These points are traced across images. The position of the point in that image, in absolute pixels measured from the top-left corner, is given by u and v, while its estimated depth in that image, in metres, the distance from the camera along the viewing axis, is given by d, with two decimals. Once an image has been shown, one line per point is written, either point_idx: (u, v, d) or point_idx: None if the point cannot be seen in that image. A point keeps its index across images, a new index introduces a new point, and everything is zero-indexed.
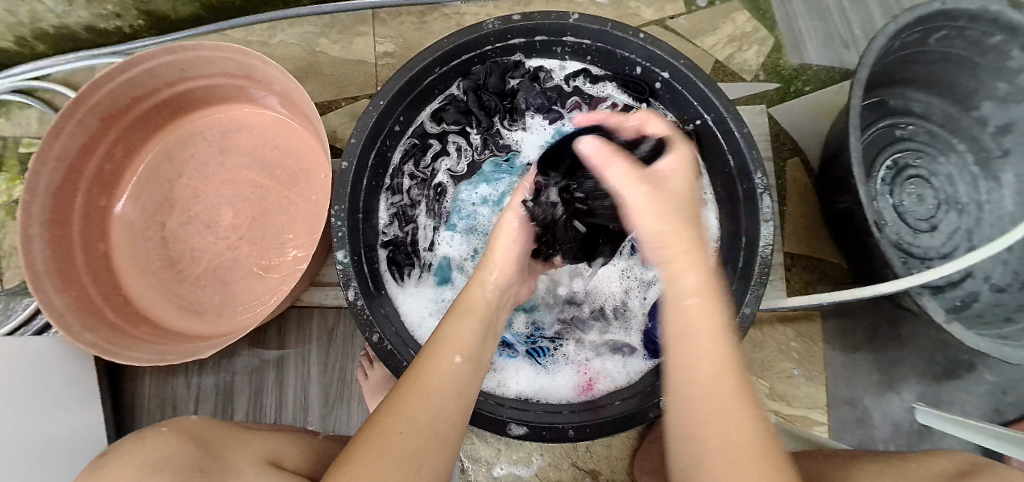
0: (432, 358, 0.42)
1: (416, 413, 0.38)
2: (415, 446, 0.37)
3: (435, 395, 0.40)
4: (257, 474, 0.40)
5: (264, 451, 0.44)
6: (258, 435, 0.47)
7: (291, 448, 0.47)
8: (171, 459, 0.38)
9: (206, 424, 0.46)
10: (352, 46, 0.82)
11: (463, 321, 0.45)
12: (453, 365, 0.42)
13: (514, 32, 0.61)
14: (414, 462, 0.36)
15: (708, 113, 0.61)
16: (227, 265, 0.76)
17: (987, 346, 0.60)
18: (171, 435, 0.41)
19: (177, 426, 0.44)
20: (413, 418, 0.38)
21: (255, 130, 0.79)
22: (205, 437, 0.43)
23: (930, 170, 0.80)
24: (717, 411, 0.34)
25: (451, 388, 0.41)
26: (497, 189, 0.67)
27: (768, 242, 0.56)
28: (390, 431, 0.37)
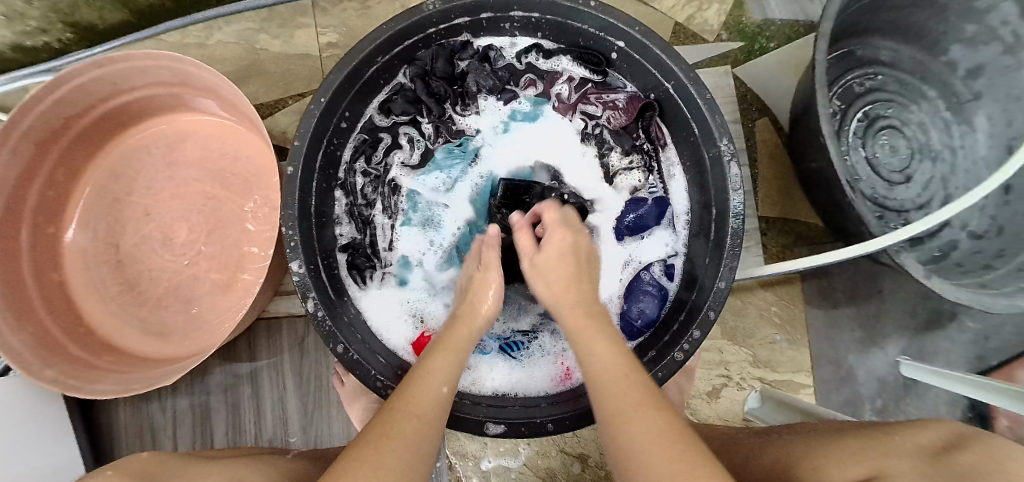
0: (422, 383, 0.44)
1: (405, 431, 0.39)
2: (404, 466, 0.37)
3: (424, 419, 0.41)
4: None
5: (221, 478, 0.42)
6: (215, 463, 0.44)
7: (256, 472, 0.44)
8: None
9: (157, 460, 0.43)
10: (295, 40, 0.78)
11: (452, 350, 0.48)
12: (440, 392, 0.44)
13: (455, 11, 0.57)
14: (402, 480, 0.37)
15: (668, 81, 0.58)
16: (189, 283, 0.73)
17: (968, 297, 0.59)
18: (112, 478, 0.39)
19: (124, 467, 0.42)
20: (405, 440, 0.39)
21: (202, 140, 0.76)
22: (153, 474, 0.41)
23: (902, 119, 0.77)
24: (634, 423, 0.37)
25: (436, 413, 0.42)
26: (450, 176, 0.65)
27: (739, 211, 0.54)
28: (383, 448, 0.37)
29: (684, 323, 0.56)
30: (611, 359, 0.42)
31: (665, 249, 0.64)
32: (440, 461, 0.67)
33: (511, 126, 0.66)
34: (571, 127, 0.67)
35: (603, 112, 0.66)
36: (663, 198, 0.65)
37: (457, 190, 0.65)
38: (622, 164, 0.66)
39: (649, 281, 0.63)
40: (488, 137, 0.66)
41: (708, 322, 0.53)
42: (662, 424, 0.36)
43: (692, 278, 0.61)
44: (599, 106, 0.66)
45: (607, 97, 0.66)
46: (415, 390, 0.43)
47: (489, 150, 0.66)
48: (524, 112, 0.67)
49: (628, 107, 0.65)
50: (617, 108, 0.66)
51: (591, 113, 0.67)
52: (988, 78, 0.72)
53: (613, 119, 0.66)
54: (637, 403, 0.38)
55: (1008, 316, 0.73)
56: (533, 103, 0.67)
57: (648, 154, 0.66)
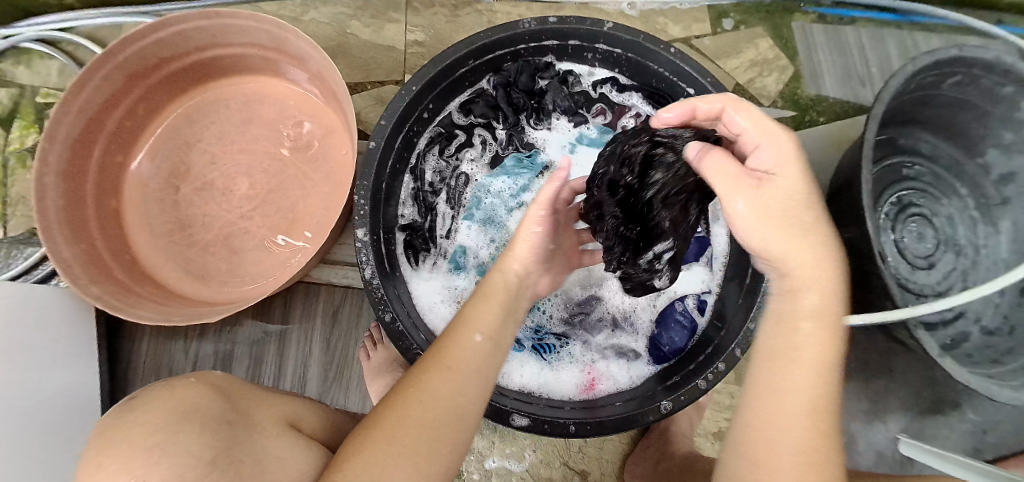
0: (457, 336, 0.43)
1: (437, 387, 0.39)
2: (433, 417, 0.38)
3: (457, 370, 0.41)
4: (280, 436, 0.39)
5: (285, 412, 0.44)
6: (275, 394, 0.46)
7: (309, 412, 0.47)
8: (203, 408, 0.35)
9: (227, 379, 0.43)
10: (384, 32, 0.83)
11: (486, 303, 0.46)
12: (475, 342, 0.43)
13: (548, 33, 0.62)
14: (431, 429, 0.37)
15: None
16: (238, 234, 0.76)
17: (977, 382, 0.61)
18: (198, 385, 0.39)
19: (202, 378, 0.41)
20: (434, 391, 0.39)
21: (279, 104, 0.80)
22: (229, 390, 0.41)
23: (932, 210, 0.82)
24: (807, 381, 0.36)
25: (473, 365, 0.42)
26: (517, 183, 0.69)
27: None
28: (411, 400, 0.38)
29: (708, 357, 0.57)
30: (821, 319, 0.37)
31: (702, 284, 0.67)
32: None
33: (576, 148, 0.71)
34: None
35: None
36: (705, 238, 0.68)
37: (522, 196, 0.69)
38: None
39: (682, 311, 0.65)
40: (556, 153, 0.71)
41: (734, 358, 0.55)
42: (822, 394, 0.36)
43: (721, 316, 0.62)
44: None
45: None
46: (447, 344, 0.42)
47: (556, 166, 0.70)
48: (591, 137, 0.71)
49: None
50: None
51: None
52: (1019, 186, 0.77)
53: None
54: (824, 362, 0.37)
55: (1008, 414, 0.75)
56: (600, 131, 0.71)
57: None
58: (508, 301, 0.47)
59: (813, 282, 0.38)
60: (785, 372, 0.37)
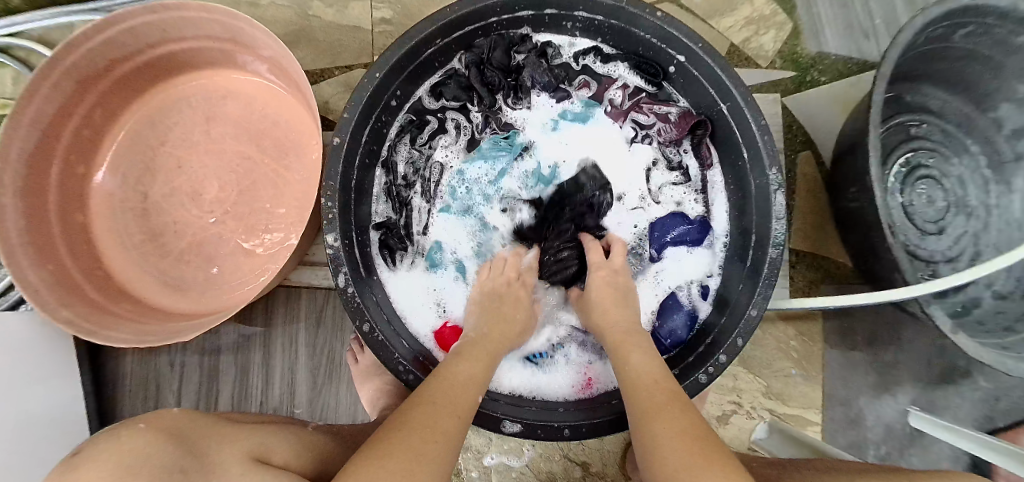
0: (460, 384, 0.45)
1: (444, 425, 0.41)
2: (442, 455, 0.38)
3: (462, 415, 0.43)
4: (243, 475, 0.38)
5: (249, 447, 0.43)
6: (239, 428, 0.45)
7: (281, 441, 0.46)
8: (155, 461, 0.34)
9: (185, 418, 0.42)
10: (348, 11, 0.77)
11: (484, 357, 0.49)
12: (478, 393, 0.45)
13: (521, 3, 0.57)
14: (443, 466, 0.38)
15: (725, 102, 0.57)
16: (213, 241, 0.73)
17: (990, 356, 0.59)
18: (149, 431, 0.36)
19: (154, 422, 0.38)
20: (449, 432, 0.40)
21: (244, 100, 0.75)
22: (184, 433, 0.39)
23: (942, 171, 0.78)
24: (661, 421, 0.41)
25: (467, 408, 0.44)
26: (495, 168, 0.65)
27: (780, 242, 0.54)
28: (433, 435, 0.39)
29: (710, 347, 0.56)
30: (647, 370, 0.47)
31: (704, 270, 0.63)
32: None
33: (560, 125, 0.66)
34: (621, 134, 0.66)
35: (654, 123, 0.66)
36: (706, 218, 0.64)
37: (501, 184, 0.64)
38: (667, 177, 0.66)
39: (683, 300, 0.63)
40: (536, 132, 0.66)
41: (736, 349, 0.53)
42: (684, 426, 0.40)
43: (724, 302, 0.60)
44: (652, 117, 0.66)
45: (660, 108, 0.65)
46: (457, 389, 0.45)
47: (537, 148, 0.65)
48: (574, 113, 0.66)
49: (680, 123, 0.64)
50: (669, 121, 0.65)
51: (642, 122, 0.66)
52: None
53: (664, 133, 0.65)
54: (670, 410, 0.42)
55: (1021, 380, 0.72)
56: (585, 105, 0.66)
57: (693, 172, 0.65)
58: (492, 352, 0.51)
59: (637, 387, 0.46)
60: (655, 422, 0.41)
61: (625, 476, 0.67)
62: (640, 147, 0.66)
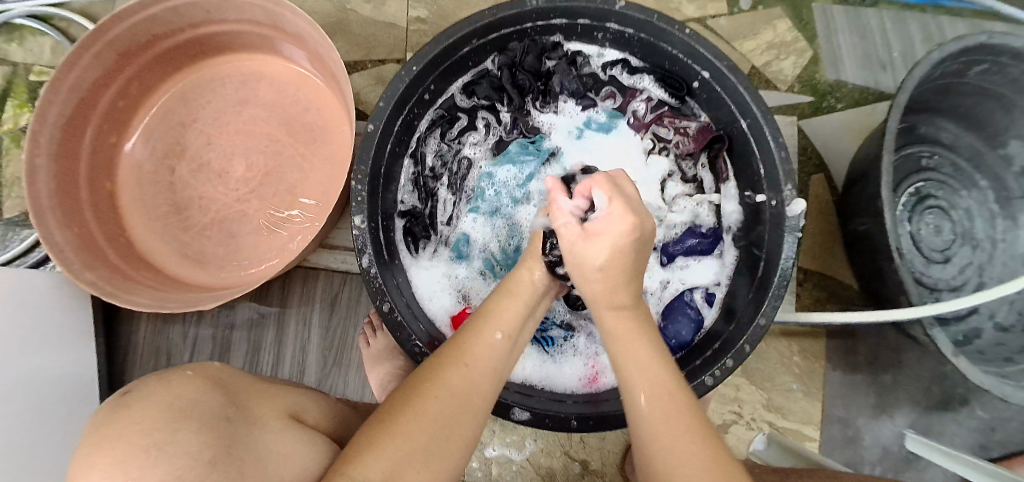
0: (476, 333, 0.42)
1: (453, 383, 0.39)
2: (448, 414, 0.37)
3: (476, 368, 0.40)
4: (280, 430, 0.39)
5: (283, 404, 0.43)
6: (273, 388, 0.46)
7: (308, 406, 0.47)
8: (205, 404, 0.33)
9: (223, 369, 0.42)
10: (385, 8, 0.79)
11: (510, 303, 0.46)
12: (495, 340, 0.43)
13: (557, 11, 0.59)
14: (446, 427, 0.37)
15: (744, 119, 0.59)
16: (236, 218, 0.74)
17: (990, 382, 0.60)
18: (196, 377, 0.36)
19: (199, 369, 0.38)
20: (452, 388, 0.38)
21: (277, 84, 0.77)
22: (225, 383, 0.39)
23: (950, 202, 0.79)
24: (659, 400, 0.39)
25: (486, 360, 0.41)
26: (523, 172, 0.66)
27: (791, 255, 0.55)
28: (428, 394, 0.37)
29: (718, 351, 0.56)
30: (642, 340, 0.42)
31: (713, 277, 0.65)
32: None
33: (585, 134, 0.68)
34: (640, 145, 0.69)
35: (673, 136, 0.68)
36: (718, 229, 0.66)
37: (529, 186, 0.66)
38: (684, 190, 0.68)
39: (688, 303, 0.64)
40: (562, 139, 0.68)
41: (743, 355, 0.53)
42: (688, 417, 0.38)
43: (732, 311, 0.61)
44: (672, 131, 0.68)
45: (680, 123, 0.67)
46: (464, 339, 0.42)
47: (562, 153, 0.68)
48: (600, 123, 0.69)
49: (698, 136, 0.66)
50: (686, 135, 0.67)
51: (662, 135, 0.68)
52: None
53: (681, 145, 0.68)
54: (672, 397, 0.39)
55: (1017, 412, 0.74)
56: (610, 116, 0.69)
57: (708, 185, 0.68)
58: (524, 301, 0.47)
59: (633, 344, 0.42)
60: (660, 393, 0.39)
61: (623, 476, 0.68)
62: (658, 158, 0.68)
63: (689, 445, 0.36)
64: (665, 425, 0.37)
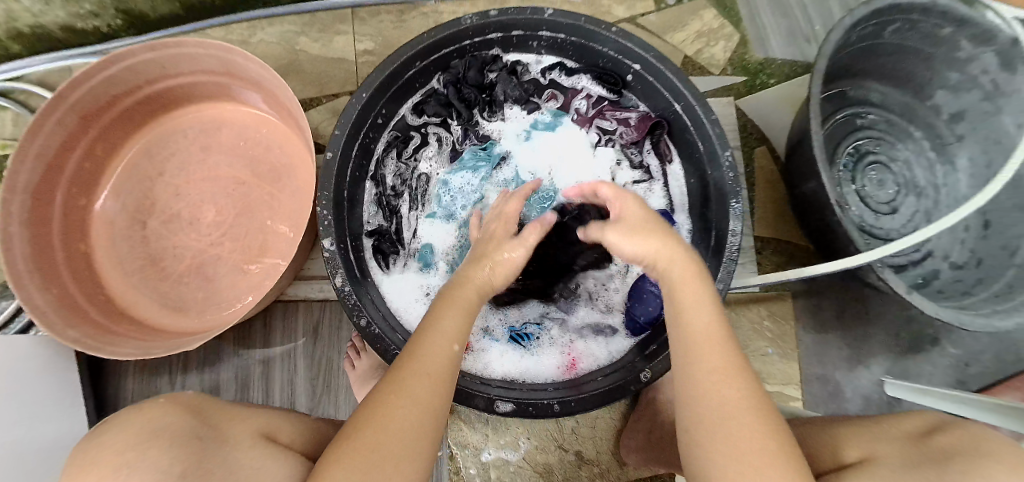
0: (438, 343, 0.44)
1: (418, 395, 0.41)
2: (414, 421, 0.40)
3: (439, 378, 0.43)
4: (252, 446, 0.40)
5: (260, 425, 0.45)
6: (254, 410, 0.48)
7: (290, 426, 0.48)
8: (165, 432, 0.36)
9: (202, 398, 0.45)
10: (333, 45, 0.82)
11: (454, 305, 0.47)
12: (453, 350, 0.44)
13: (491, 26, 0.63)
14: (413, 433, 0.39)
15: (678, 102, 0.63)
16: (211, 262, 0.76)
17: (949, 315, 0.63)
18: (168, 406, 0.40)
19: (173, 398, 0.42)
20: (416, 395, 0.41)
21: (238, 129, 0.80)
22: (200, 409, 0.42)
23: (890, 156, 0.84)
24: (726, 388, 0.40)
25: (445, 367, 0.43)
26: (477, 176, 0.69)
27: (739, 221, 0.58)
28: (393, 405, 0.40)
29: None
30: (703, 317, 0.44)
31: None
32: (442, 450, 0.69)
33: (533, 135, 0.71)
34: (587, 139, 0.72)
35: (616, 127, 0.71)
36: (667, 211, 0.69)
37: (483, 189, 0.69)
38: (632, 177, 0.71)
39: None
40: (512, 143, 0.71)
41: None
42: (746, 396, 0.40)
43: None
44: (614, 123, 0.71)
45: (622, 114, 0.70)
46: (422, 349, 0.43)
47: (512, 157, 0.71)
48: (545, 123, 0.72)
49: (639, 125, 0.69)
50: (629, 125, 0.70)
51: (605, 128, 0.72)
52: (969, 123, 0.79)
53: (625, 136, 0.71)
54: (729, 369, 0.41)
55: (986, 343, 0.77)
56: (554, 115, 0.72)
57: (655, 169, 0.71)
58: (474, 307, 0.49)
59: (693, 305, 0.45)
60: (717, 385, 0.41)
61: (619, 461, 0.70)
62: (604, 149, 0.71)
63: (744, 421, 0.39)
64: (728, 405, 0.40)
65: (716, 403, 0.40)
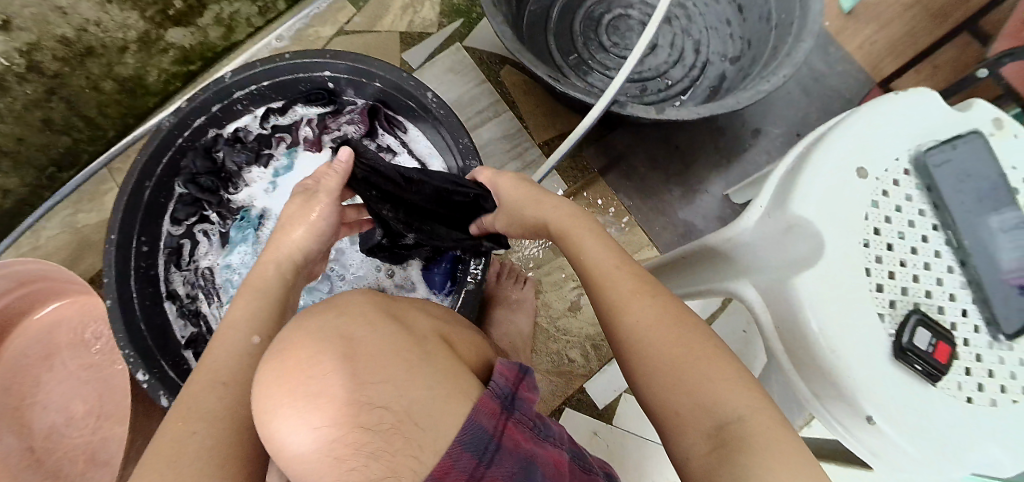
0: (226, 339, 0.39)
1: (214, 407, 0.34)
2: (223, 427, 0.33)
3: (234, 380, 0.36)
4: None
5: None
6: None
7: None
8: None
9: None
10: (106, 205, 0.86)
11: (249, 292, 0.44)
12: (252, 342, 0.39)
13: (188, 115, 0.64)
14: (220, 449, 0.31)
15: (375, 81, 0.66)
16: (105, 446, 0.79)
17: (706, 108, 0.62)
18: None
19: None
20: (207, 412, 0.33)
21: (65, 325, 0.82)
22: None
23: (626, 4, 0.81)
24: (632, 309, 0.41)
25: (240, 364, 0.38)
26: (251, 246, 0.72)
27: (468, 148, 0.61)
28: (179, 432, 0.32)
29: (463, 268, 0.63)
30: (602, 251, 0.45)
31: None
32: None
33: (279, 182, 0.74)
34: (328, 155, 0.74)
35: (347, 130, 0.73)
36: None
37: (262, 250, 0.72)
38: None
39: None
40: (265, 200, 0.74)
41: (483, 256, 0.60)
42: (668, 309, 0.40)
43: None
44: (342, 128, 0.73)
45: (344, 118, 0.73)
46: (214, 361, 0.38)
47: (272, 211, 0.73)
48: (284, 167, 0.75)
49: (362, 116, 0.72)
50: (356, 121, 0.72)
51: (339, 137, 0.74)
52: None
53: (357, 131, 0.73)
54: (646, 292, 0.42)
55: (802, 109, 0.81)
56: (288, 155, 0.75)
57: (395, 144, 0.73)
58: (283, 292, 0.46)
59: (589, 243, 0.46)
60: (630, 310, 0.41)
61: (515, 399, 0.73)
62: None
63: (662, 337, 0.38)
64: (660, 333, 0.39)
65: (653, 320, 0.39)
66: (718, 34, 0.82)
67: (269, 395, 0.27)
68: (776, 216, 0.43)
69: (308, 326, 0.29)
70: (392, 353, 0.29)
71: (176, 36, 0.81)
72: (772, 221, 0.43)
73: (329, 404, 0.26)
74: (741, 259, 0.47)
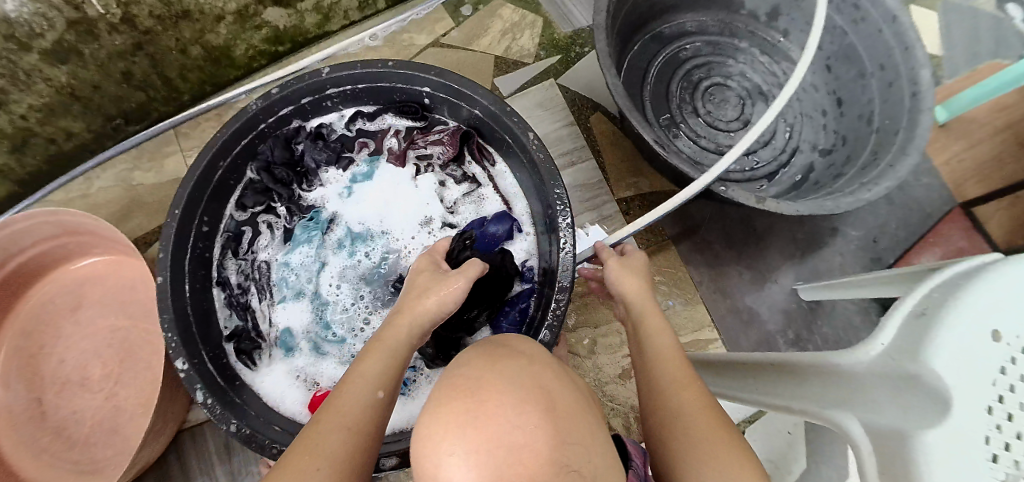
0: (354, 388, 0.40)
1: (333, 451, 0.35)
2: None
3: (355, 427, 0.38)
4: None
5: None
6: None
7: None
8: None
9: None
10: (165, 168, 0.85)
11: (375, 352, 0.43)
12: (376, 398, 0.40)
13: (279, 104, 0.64)
14: None
15: (474, 107, 0.64)
16: (112, 415, 0.75)
17: (811, 206, 0.60)
18: None
19: None
20: (332, 451, 0.35)
21: (101, 281, 0.81)
22: None
23: (724, 74, 0.81)
24: (686, 409, 0.40)
25: (361, 418, 0.38)
26: (313, 249, 0.70)
27: (564, 200, 0.57)
28: (305, 464, 0.34)
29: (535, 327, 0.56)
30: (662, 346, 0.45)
31: (523, 250, 0.67)
32: None
33: (354, 188, 0.72)
34: (406, 173, 0.72)
35: (431, 150, 0.72)
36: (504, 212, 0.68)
37: (323, 255, 0.70)
38: (459, 190, 0.71)
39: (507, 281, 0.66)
40: (337, 203, 0.72)
41: (556, 325, 0.53)
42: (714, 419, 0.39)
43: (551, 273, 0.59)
44: (428, 147, 0.72)
45: (428, 137, 0.71)
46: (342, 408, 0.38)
47: (340, 217, 0.71)
48: (363, 173, 0.72)
49: (451, 140, 0.70)
50: (442, 143, 0.71)
51: (422, 154, 0.72)
52: (786, 17, 0.78)
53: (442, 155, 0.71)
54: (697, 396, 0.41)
55: (885, 216, 0.79)
56: (369, 162, 0.73)
57: (480, 175, 0.71)
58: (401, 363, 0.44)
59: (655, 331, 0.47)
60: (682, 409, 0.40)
61: None
62: (425, 176, 0.72)
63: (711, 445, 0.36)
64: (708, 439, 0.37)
65: (701, 426, 0.38)
66: (812, 123, 0.80)
67: (433, 431, 0.21)
68: (896, 360, 0.38)
69: (499, 366, 0.23)
70: (584, 417, 0.23)
71: (272, 17, 0.80)
72: (892, 362, 0.39)
73: (522, 466, 0.19)
74: (837, 390, 0.43)
